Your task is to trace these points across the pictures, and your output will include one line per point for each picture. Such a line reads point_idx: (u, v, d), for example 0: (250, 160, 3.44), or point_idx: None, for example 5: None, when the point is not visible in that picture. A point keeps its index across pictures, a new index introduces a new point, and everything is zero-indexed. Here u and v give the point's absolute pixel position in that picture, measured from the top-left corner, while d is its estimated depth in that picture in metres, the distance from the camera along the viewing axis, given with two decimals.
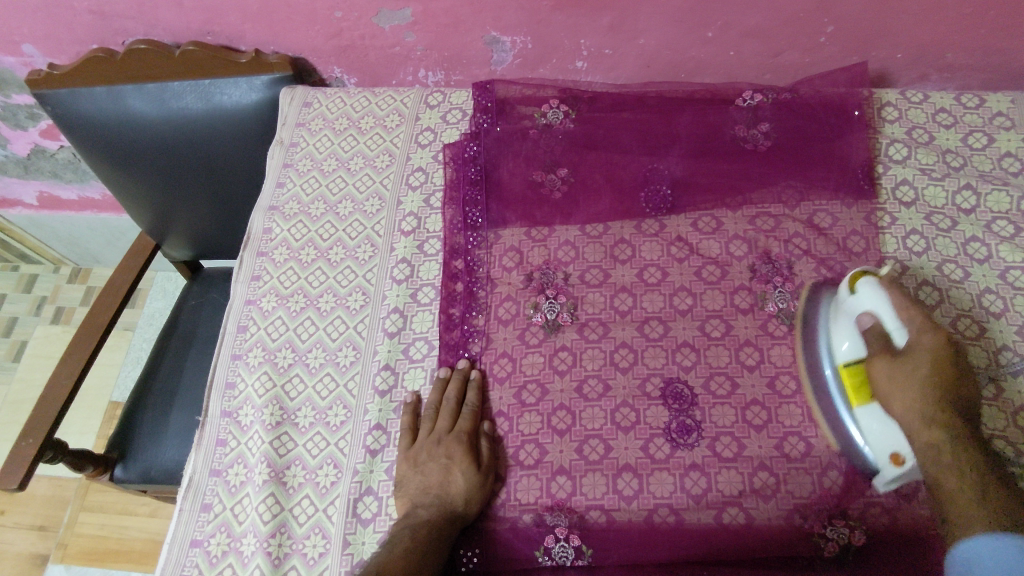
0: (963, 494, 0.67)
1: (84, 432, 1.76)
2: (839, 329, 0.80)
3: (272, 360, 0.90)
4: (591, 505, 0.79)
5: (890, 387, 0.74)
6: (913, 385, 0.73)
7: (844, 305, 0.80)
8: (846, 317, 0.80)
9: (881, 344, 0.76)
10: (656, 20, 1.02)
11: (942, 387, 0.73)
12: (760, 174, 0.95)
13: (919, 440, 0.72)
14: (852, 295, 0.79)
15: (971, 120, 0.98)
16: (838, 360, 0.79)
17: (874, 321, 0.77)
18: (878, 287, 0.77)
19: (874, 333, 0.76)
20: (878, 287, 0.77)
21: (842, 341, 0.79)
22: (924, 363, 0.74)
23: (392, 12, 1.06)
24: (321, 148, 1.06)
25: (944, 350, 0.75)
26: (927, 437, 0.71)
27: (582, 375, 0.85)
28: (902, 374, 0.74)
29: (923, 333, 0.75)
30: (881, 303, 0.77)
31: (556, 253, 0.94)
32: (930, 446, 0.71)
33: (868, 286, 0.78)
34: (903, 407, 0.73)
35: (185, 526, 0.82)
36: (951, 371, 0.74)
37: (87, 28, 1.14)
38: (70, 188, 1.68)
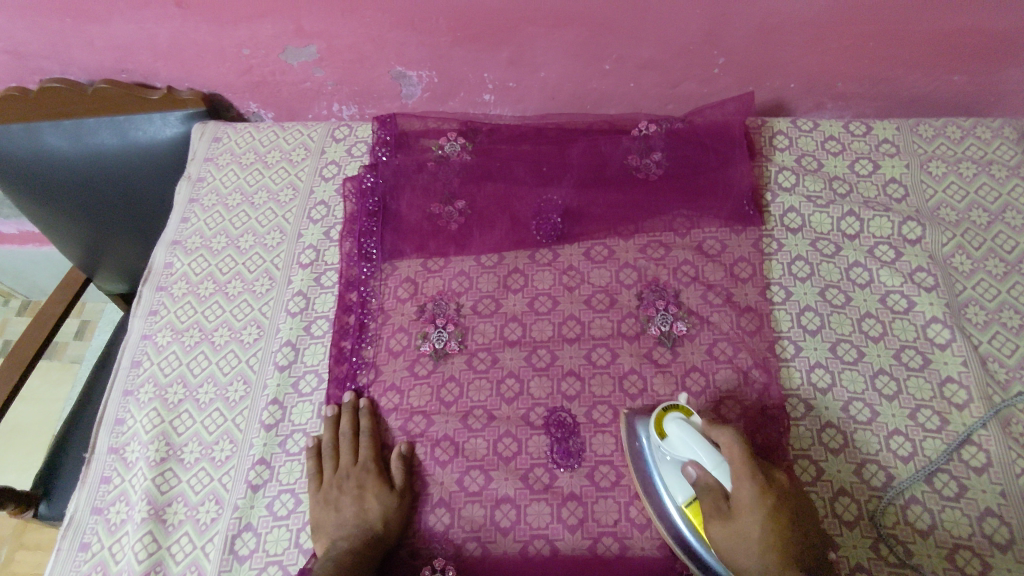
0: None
1: (23, 470, 1.67)
2: (669, 478, 0.73)
3: (163, 396, 0.91)
4: (469, 537, 0.79)
5: (733, 549, 0.66)
6: (757, 546, 0.65)
7: (665, 453, 0.74)
8: (670, 466, 0.73)
9: (710, 493, 0.69)
10: (553, 54, 1.04)
11: (787, 542, 0.66)
12: (651, 203, 0.97)
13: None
14: (665, 441, 0.74)
15: (858, 147, 1.00)
16: (677, 505, 0.72)
17: (701, 470, 0.70)
18: (685, 426, 0.73)
19: (701, 482, 0.70)
20: (687, 429, 0.72)
21: (677, 493, 0.72)
22: (757, 518, 0.66)
23: (297, 50, 1.07)
24: (226, 183, 1.07)
25: (768, 500, 0.67)
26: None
27: (467, 405, 0.86)
28: (741, 533, 0.66)
29: (742, 481, 0.68)
30: (694, 447, 0.71)
31: (450, 284, 0.94)
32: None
33: (676, 429, 0.73)
34: (752, 563, 0.65)
35: (63, 565, 0.82)
36: (784, 509, 0.68)
37: (3, 67, 1.15)
38: (9, 222, 1.67)
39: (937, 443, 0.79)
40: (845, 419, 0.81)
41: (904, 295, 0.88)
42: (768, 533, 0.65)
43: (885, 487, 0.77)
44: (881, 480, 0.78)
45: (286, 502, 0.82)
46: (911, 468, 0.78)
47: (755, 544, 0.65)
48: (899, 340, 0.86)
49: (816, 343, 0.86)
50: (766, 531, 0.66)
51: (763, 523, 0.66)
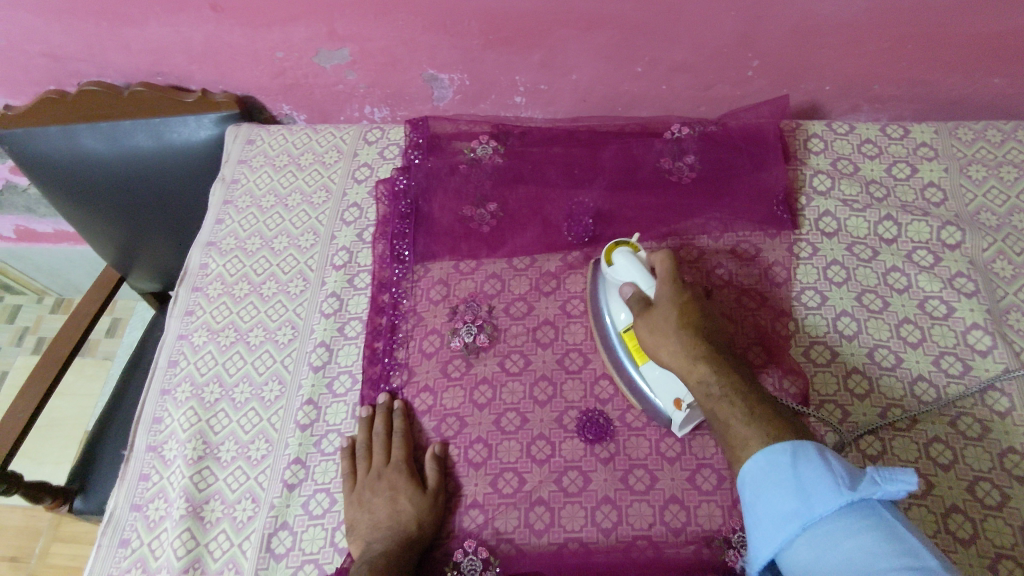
0: (739, 427, 0.67)
1: (59, 463, 1.70)
2: (614, 299, 0.83)
3: (199, 395, 0.92)
4: (503, 539, 0.79)
5: (655, 341, 0.75)
6: (674, 330, 0.74)
7: (609, 279, 0.83)
8: (614, 289, 0.82)
9: (640, 301, 0.78)
10: (585, 57, 1.04)
11: (698, 338, 0.74)
12: (684, 206, 0.96)
13: (691, 378, 0.72)
14: (612, 268, 0.82)
15: (895, 151, 0.99)
16: (619, 327, 0.82)
17: (635, 290, 0.79)
18: (630, 255, 0.80)
19: (635, 298, 0.78)
20: (630, 257, 0.80)
21: (620, 310, 0.81)
22: (671, 310, 0.76)
23: (330, 53, 1.08)
24: (260, 184, 1.09)
25: (682, 303, 0.77)
26: (697, 372, 0.72)
27: (500, 408, 0.86)
28: (660, 321, 0.75)
29: (663, 285, 0.78)
30: (633, 271, 0.79)
31: (483, 286, 0.94)
32: (701, 388, 0.71)
33: (622, 257, 0.80)
34: (668, 344, 0.74)
35: (103, 562, 0.83)
36: (702, 316, 0.77)
37: (43, 70, 1.18)
38: (44, 222, 1.67)
39: (979, 451, 0.78)
40: (883, 426, 0.80)
41: (943, 300, 0.87)
42: (682, 328, 0.74)
43: (925, 495, 0.76)
44: (921, 489, 0.77)
45: (321, 501, 0.83)
46: (951, 476, 0.77)
47: (671, 350, 0.74)
48: (938, 346, 0.85)
49: (853, 349, 0.85)
50: (680, 327, 0.74)
51: (679, 327, 0.74)
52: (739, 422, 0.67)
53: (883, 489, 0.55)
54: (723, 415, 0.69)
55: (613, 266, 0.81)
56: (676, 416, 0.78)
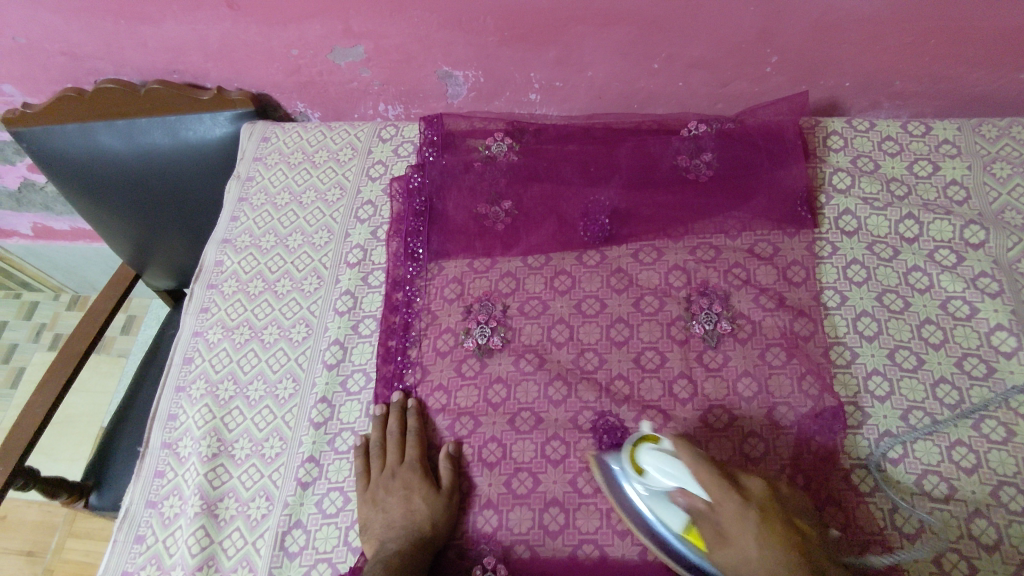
0: None
1: (74, 459, 1.71)
2: (659, 506, 0.71)
3: (214, 392, 0.92)
4: (517, 540, 0.78)
5: (738, 573, 0.64)
6: (759, 566, 0.63)
7: (643, 484, 0.72)
8: (654, 489, 0.71)
9: (703, 519, 0.67)
10: (601, 53, 1.03)
11: (786, 547, 0.63)
12: (700, 204, 0.95)
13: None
14: (646, 475, 0.71)
15: (917, 148, 0.97)
16: (675, 530, 0.70)
17: (687, 494, 0.67)
18: (660, 453, 0.70)
19: (695, 512, 0.67)
20: (661, 455, 0.70)
21: (666, 518, 0.71)
22: (750, 537, 0.64)
23: (345, 50, 1.08)
24: (275, 182, 1.09)
25: (751, 508, 0.65)
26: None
27: (514, 407, 0.85)
28: (740, 558, 0.64)
29: (726, 503, 0.65)
30: (673, 469, 0.69)
31: (497, 285, 0.94)
32: None
33: (651, 458, 0.70)
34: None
35: (118, 558, 0.84)
36: (771, 510, 0.66)
37: (61, 68, 1.18)
38: (62, 219, 1.68)
39: (1003, 456, 0.76)
40: (904, 429, 0.79)
41: (966, 300, 0.85)
42: (765, 550, 0.63)
43: (947, 500, 0.75)
44: (942, 492, 0.75)
45: (335, 500, 0.83)
46: (974, 481, 0.75)
47: (755, 563, 0.63)
48: (961, 347, 0.83)
49: (873, 350, 0.84)
50: (762, 544, 0.63)
51: (755, 531, 0.64)
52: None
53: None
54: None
55: (642, 474, 0.71)
56: None
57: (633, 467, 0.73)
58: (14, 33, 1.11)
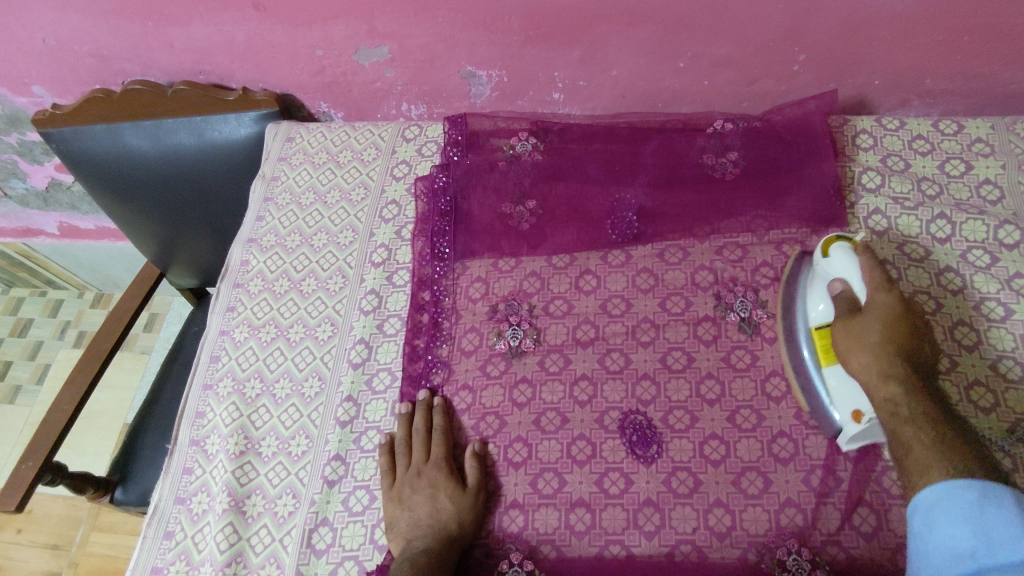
0: (921, 447, 0.65)
1: (99, 454, 1.74)
2: (813, 292, 0.82)
3: (241, 391, 0.93)
4: (543, 540, 0.78)
5: (852, 348, 0.74)
6: (871, 345, 0.73)
7: (820, 271, 0.82)
8: (820, 281, 0.82)
9: (849, 304, 0.77)
10: (626, 52, 1.02)
11: (900, 358, 0.72)
12: (728, 203, 0.94)
13: (876, 393, 0.71)
14: (828, 260, 0.81)
15: (948, 147, 0.96)
16: (811, 323, 0.81)
17: (846, 287, 0.78)
18: (849, 251, 0.79)
19: (845, 297, 0.78)
20: (848, 253, 0.79)
21: (817, 303, 0.81)
22: (879, 317, 0.74)
23: (370, 50, 1.08)
24: (300, 182, 1.09)
25: (899, 310, 0.74)
26: (885, 390, 0.70)
27: (540, 407, 0.85)
28: (861, 337, 0.74)
29: (877, 291, 0.76)
30: (849, 269, 0.78)
31: (522, 284, 0.94)
32: (888, 402, 0.70)
33: (841, 251, 0.80)
34: (861, 362, 0.73)
35: (147, 553, 0.85)
36: (911, 329, 0.74)
37: (90, 69, 1.20)
38: (87, 218, 1.70)
39: None
40: None
41: (1001, 301, 0.84)
42: (883, 346, 0.72)
43: None
44: None
45: (361, 498, 0.83)
46: None
47: (872, 344, 0.73)
48: (996, 349, 0.81)
49: None
50: (884, 331, 0.73)
51: (884, 324, 0.73)
52: (917, 435, 0.66)
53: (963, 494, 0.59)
54: (907, 437, 0.66)
55: (828, 258, 0.81)
56: (851, 425, 0.74)
57: (820, 254, 0.83)
58: (45, 35, 1.13)
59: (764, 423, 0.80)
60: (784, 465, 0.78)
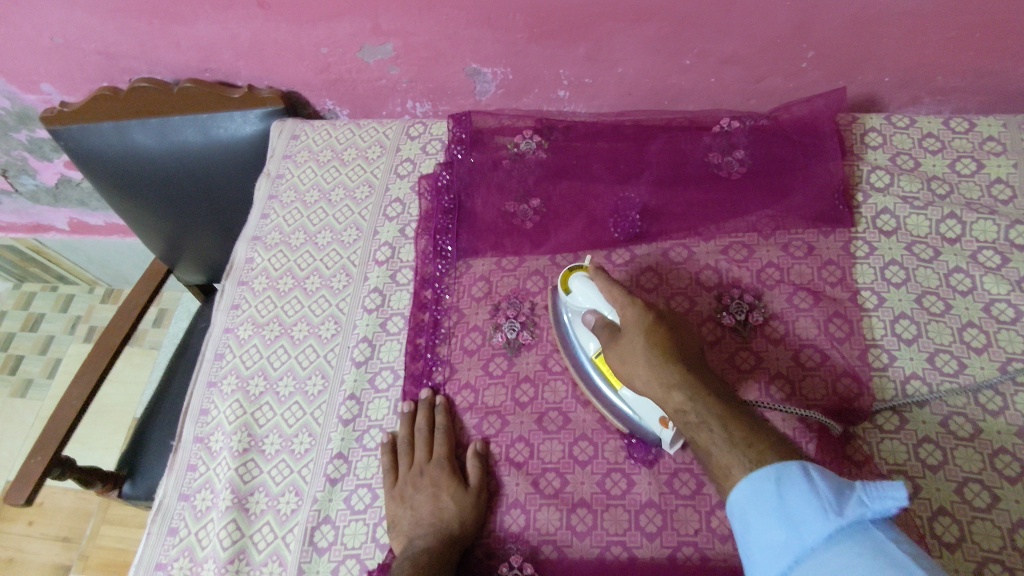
0: (722, 455, 0.64)
1: (108, 448, 1.75)
2: (580, 330, 0.83)
3: (245, 388, 0.93)
4: (545, 540, 0.78)
5: (629, 369, 0.75)
6: (642, 359, 0.74)
7: (573, 311, 0.84)
8: (579, 319, 0.83)
9: (607, 330, 0.79)
10: (632, 49, 1.02)
11: (666, 349, 0.74)
12: (733, 202, 0.94)
13: (666, 403, 0.71)
14: (570, 295, 0.83)
15: (959, 145, 0.94)
16: (590, 353, 0.82)
17: (597, 316, 0.80)
18: (585, 281, 0.82)
19: (601, 324, 0.80)
20: (586, 282, 0.82)
21: (588, 342, 0.82)
22: (638, 334, 0.75)
23: (375, 47, 1.08)
24: (304, 179, 1.10)
25: (647, 315, 0.76)
26: (672, 398, 0.71)
27: (542, 407, 0.85)
28: (630, 352, 0.75)
29: (626, 308, 0.78)
30: (592, 297, 0.81)
31: (525, 283, 0.93)
32: (681, 414, 0.70)
33: (578, 284, 0.82)
34: (638, 371, 0.74)
35: (152, 549, 0.86)
36: (665, 325, 0.77)
37: (97, 67, 1.20)
38: (97, 214, 1.71)
39: None
40: (945, 435, 0.77)
41: (1011, 303, 0.83)
42: (647, 349, 0.74)
43: (991, 509, 0.73)
44: (985, 502, 0.73)
45: (363, 496, 0.83)
46: (1018, 489, 0.73)
47: (641, 358, 0.74)
48: (1005, 351, 0.80)
49: (912, 353, 0.82)
50: (646, 345, 0.75)
51: (647, 335, 0.75)
52: (719, 443, 0.65)
53: (873, 511, 0.50)
54: (705, 442, 0.66)
55: (571, 294, 0.83)
56: (665, 432, 0.76)
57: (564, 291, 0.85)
58: (52, 33, 1.13)
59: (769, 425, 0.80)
60: None
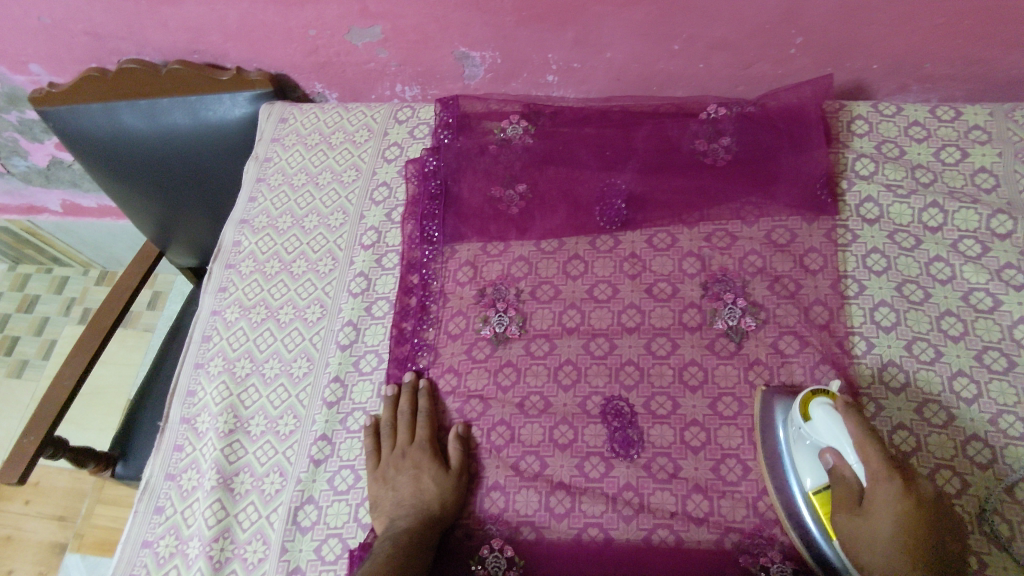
0: None
1: (103, 429, 1.77)
2: (802, 458, 0.73)
3: (231, 369, 0.94)
4: (523, 521, 0.79)
5: (862, 548, 0.65)
6: (881, 549, 0.64)
7: (802, 434, 0.73)
8: (806, 444, 0.73)
9: (847, 486, 0.68)
10: (620, 34, 1.01)
11: (920, 536, 0.63)
12: (718, 189, 0.94)
13: None
14: (809, 423, 0.72)
15: (945, 134, 0.95)
16: (806, 488, 0.72)
17: (838, 458, 0.69)
18: (832, 414, 0.70)
19: (838, 472, 0.69)
20: (832, 415, 0.70)
21: (807, 475, 0.72)
22: (889, 520, 0.63)
23: (363, 30, 1.08)
24: (292, 163, 1.10)
25: (905, 494, 0.64)
26: None
27: (524, 391, 0.86)
28: (872, 539, 0.64)
29: (878, 479, 0.65)
30: (837, 434, 0.69)
31: (510, 269, 0.94)
32: None
33: (823, 416, 0.71)
34: (876, 560, 0.64)
35: (139, 527, 0.87)
36: (926, 511, 0.64)
37: (85, 48, 1.20)
38: (89, 196, 1.71)
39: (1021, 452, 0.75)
40: (920, 423, 0.78)
41: (989, 292, 0.83)
42: (901, 526, 0.63)
43: (960, 495, 0.74)
44: (956, 488, 0.74)
45: (346, 478, 0.85)
46: (987, 476, 0.74)
47: (884, 545, 0.63)
48: (982, 340, 0.81)
49: (891, 340, 0.82)
50: (896, 534, 0.63)
51: (899, 513, 0.63)
52: None
53: None
54: None
55: (808, 420, 0.72)
56: None
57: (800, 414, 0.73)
58: (40, 13, 1.13)
59: (746, 410, 0.81)
60: None
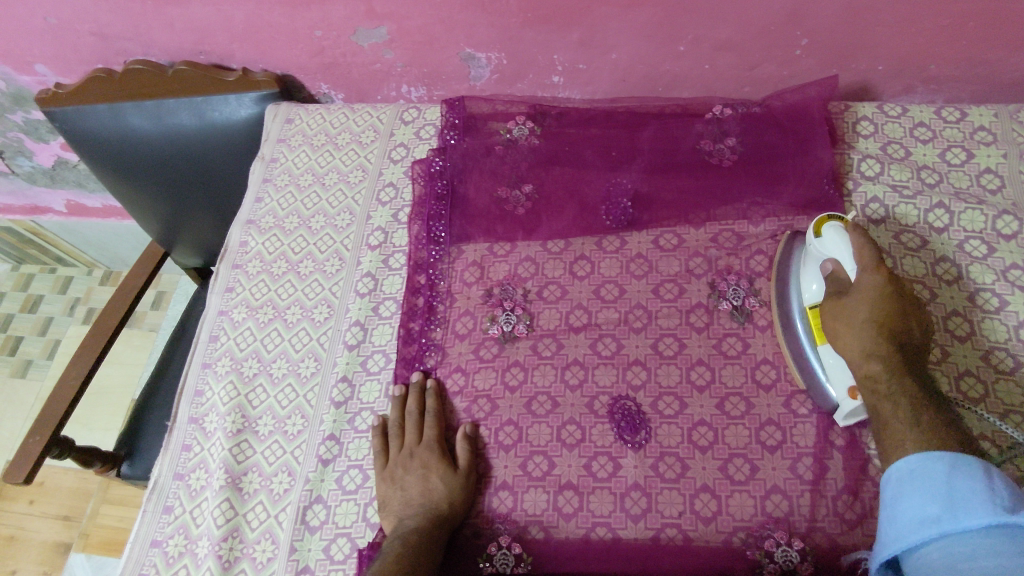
0: (899, 426, 0.68)
1: (108, 429, 1.77)
2: (808, 270, 0.81)
3: (238, 369, 0.94)
4: (531, 521, 0.80)
5: (841, 330, 0.75)
6: (858, 324, 0.73)
7: (812, 249, 0.81)
8: (814, 259, 0.81)
9: (839, 283, 0.77)
10: (626, 35, 1.02)
11: (892, 322, 0.73)
12: (724, 190, 0.94)
13: (863, 372, 0.72)
14: (819, 239, 0.80)
15: (950, 135, 0.95)
16: (805, 302, 0.81)
17: (836, 267, 0.78)
18: (840, 230, 0.78)
19: (834, 276, 0.78)
20: (840, 232, 0.78)
21: (810, 282, 0.81)
22: (868, 299, 0.73)
23: (369, 31, 1.08)
24: (298, 163, 1.10)
25: (886, 289, 0.74)
26: (868, 368, 0.72)
27: (532, 391, 0.86)
28: (853, 316, 0.74)
29: (864, 271, 0.75)
30: (841, 248, 0.77)
31: (517, 269, 0.94)
32: (869, 377, 0.72)
33: (832, 231, 0.78)
34: (852, 345, 0.74)
35: (147, 526, 0.87)
36: (902, 301, 0.74)
37: (92, 48, 1.20)
38: (94, 197, 1.71)
39: None
40: None
41: (995, 293, 0.84)
42: (875, 308, 0.73)
43: None
44: None
45: (354, 477, 0.85)
46: (996, 477, 0.75)
47: (862, 321, 0.73)
48: (988, 340, 0.81)
49: None
50: (872, 312, 0.73)
51: (878, 303, 0.73)
52: (904, 429, 0.67)
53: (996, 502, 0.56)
54: (886, 414, 0.69)
55: (819, 237, 0.80)
56: (846, 404, 0.76)
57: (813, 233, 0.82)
58: (46, 14, 1.13)
59: (752, 411, 0.81)
60: (771, 453, 0.79)
